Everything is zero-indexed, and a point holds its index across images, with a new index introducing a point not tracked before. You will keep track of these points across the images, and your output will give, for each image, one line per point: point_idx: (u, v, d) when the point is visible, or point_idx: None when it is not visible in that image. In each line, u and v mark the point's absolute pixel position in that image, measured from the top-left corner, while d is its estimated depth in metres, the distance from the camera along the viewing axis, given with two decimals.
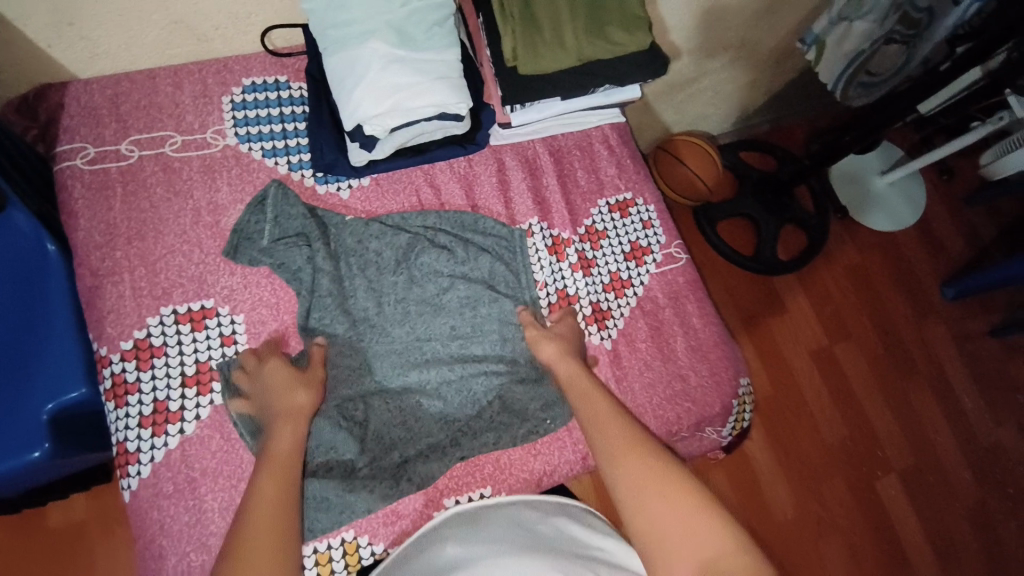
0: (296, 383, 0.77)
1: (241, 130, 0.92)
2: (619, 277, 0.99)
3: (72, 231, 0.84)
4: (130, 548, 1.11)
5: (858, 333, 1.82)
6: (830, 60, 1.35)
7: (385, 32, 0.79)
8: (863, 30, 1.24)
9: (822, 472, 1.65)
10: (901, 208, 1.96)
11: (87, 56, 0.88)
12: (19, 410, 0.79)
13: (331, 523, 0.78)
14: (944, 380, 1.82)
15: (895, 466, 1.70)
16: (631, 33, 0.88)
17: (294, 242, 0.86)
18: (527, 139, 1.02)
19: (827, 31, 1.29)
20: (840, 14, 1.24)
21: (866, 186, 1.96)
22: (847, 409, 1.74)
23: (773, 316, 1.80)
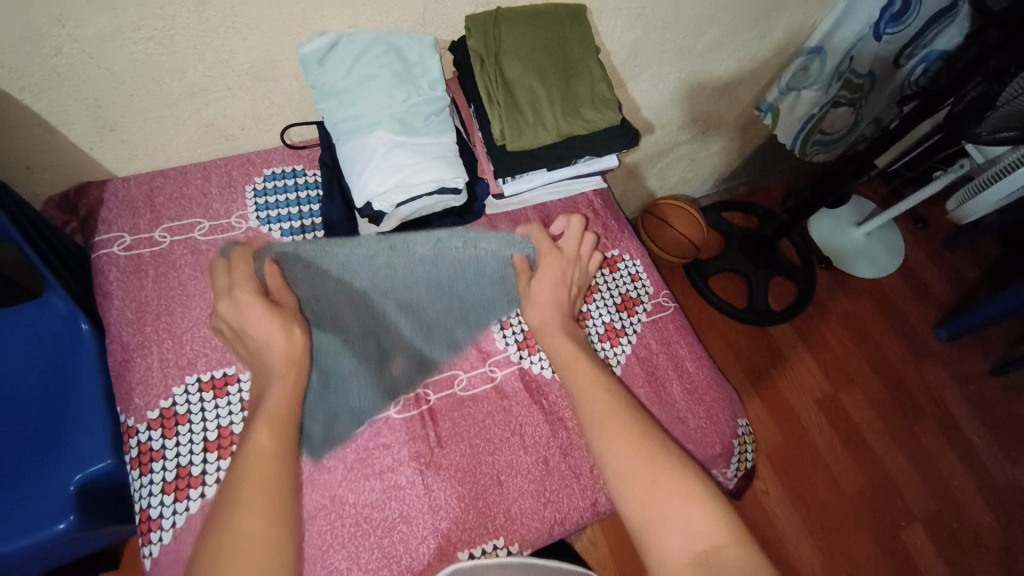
0: (276, 318, 0.77)
1: (262, 214, 1.02)
2: (613, 327, 1.05)
3: (106, 310, 0.91)
4: None
5: (860, 379, 1.86)
6: (787, 125, 1.51)
7: (388, 122, 0.91)
8: (811, 98, 1.41)
9: (847, 526, 1.62)
10: (880, 255, 2.06)
11: (127, 157, 1.00)
12: (46, 483, 0.82)
13: (343, 425, 0.87)
14: (950, 419, 1.83)
15: (919, 515, 1.66)
16: (602, 112, 1.01)
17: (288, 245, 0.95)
18: (519, 208, 1.12)
19: (780, 100, 1.45)
20: (789, 83, 1.40)
21: (844, 237, 2.07)
22: (850, 439, 1.75)
23: (772, 363, 1.84)
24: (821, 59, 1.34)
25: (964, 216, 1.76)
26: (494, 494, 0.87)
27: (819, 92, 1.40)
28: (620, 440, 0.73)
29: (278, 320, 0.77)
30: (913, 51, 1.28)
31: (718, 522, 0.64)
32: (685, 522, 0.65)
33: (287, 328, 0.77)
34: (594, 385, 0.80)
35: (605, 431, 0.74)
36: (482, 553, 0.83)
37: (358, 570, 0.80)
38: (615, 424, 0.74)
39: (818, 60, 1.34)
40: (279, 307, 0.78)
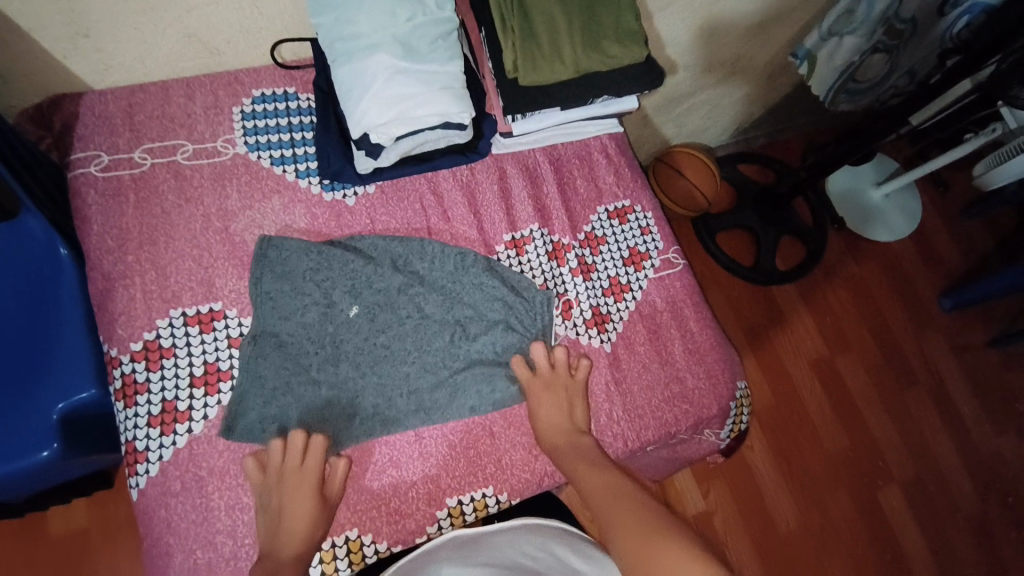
0: (316, 516, 0.73)
1: (250, 139, 0.95)
2: (618, 282, 1.01)
3: (85, 235, 0.86)
4: (134, 552, 1.17)
5: (858, 345, 1.84)
6: (823, 74, 1.40)
7: (390, 44, 0.82)
8: (852, 44, 1.30)
9: (827, 483, 1.66)
10: (897, 220, 1.98)
11: (103, 68, 0.91)
12: (28, 412, 0.80)
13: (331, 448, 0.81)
14: (943, 390, 1.83)
15: (898, 477, 1.70)
16: (625, 47, 0.91)
17: (307, 287, 0.85)
18: (528, 148, 1.05)
19: (820, 47, 1.35)
20: (830, 27, 1.29)
21: (862, 198, 1.99)
22: (842, 406, 1.76)
23: (771, 325, 1.82)
24: (870, 3, 1.21)
25: (988, 183, 1.66)
26: (485, 444, 0.86)
27: (862, 40, 1.28)
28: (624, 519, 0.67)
29: (316, 520, 0.73)
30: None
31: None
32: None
33: (319, 528, 0.74)
34: (601, 481, 0.75)
35: (607, 509, 0.71)
36: (470, 501, 0.84)
37: (347, 511, 0.80)
38: (621, 506, 0.70)
39: (865, 5, 1.22)
40: (325, 508, 0.75)
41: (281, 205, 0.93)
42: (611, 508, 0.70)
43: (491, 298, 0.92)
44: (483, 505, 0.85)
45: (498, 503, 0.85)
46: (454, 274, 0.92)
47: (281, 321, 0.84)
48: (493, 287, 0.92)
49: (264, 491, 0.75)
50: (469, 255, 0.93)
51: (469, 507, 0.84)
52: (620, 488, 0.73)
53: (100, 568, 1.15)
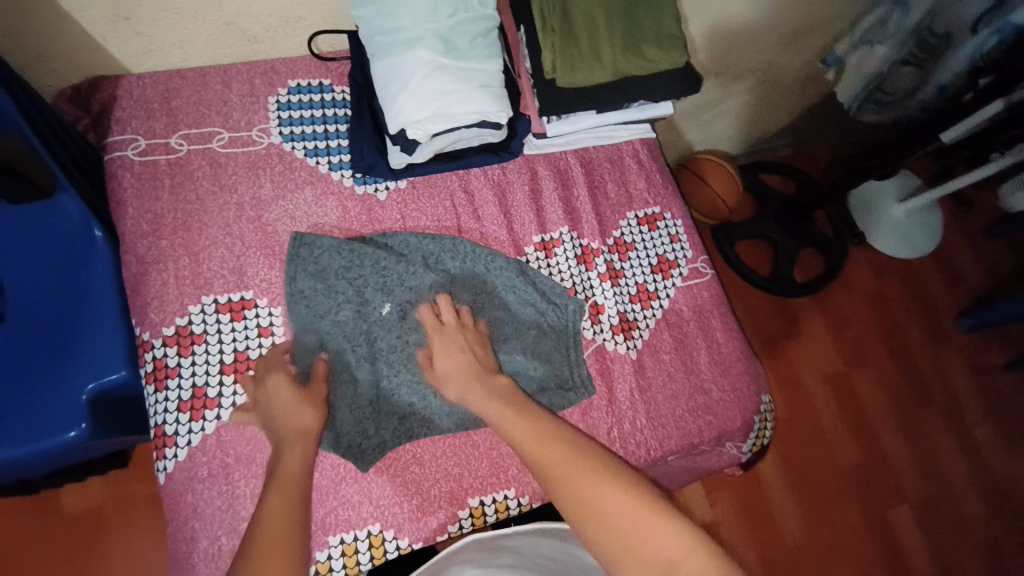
0: (299, 398, 0.78)
1: (285, 130, 0.95)
2: (645, 289, 1.00)
3: (120, 218, 0.86)
4: (146, 531, 1.18)
5: (874, 360, 1.82)
6: (851, 82, 1.39)
7: (430, 40, 0.79)
8: (883, 53, 1.29)
9: (837, 498, 1.65)
10: (920, 236, 1.95)
11: (142, 52, 0.91)
12: (59, 391, 0.81)
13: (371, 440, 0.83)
14: (958, 411, 1.81)
15: (908, 496, 1.68)
16: (666, 51, 0.90)
17: (341, 285, 0.86)
18: (560, 150, 1.04)
19: (851, 54, 1.33)
20: (864, 35, 1.29)
21: (883, 214, 1.94)
22: (856, 421, 1.74)
23: (788, 338, 1.80)
24: (903, 13, 1.22)
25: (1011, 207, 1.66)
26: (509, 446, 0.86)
27: (892, 50, 1.28)
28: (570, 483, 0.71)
29: (301, 400, 0.78)
30: (992, 19, 1.14)
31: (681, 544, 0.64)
32: (653, 546, 0.64)
33: (311, 407, 0.78)
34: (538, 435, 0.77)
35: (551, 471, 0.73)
36: (492, 502, 0.84)
37: (370, 505, 0.80)
38: (562, 461, 0.73)
39: (898, 15, 1.23)
40: (306, 391, 0.79)
41: (313, 196, 0.93)
42: (553, 457, 0.74)
43: (522, 302, 0.92)
44: (504, 506, 0.85)
45: (520, 506, 0.85)
46: (485, 276, 0.92)
47: (317, 317, 0.85)
48: (526, 289, 0.92)
49: (252, 400, 0.80)
50: (499, 258, 0.93)
51: (490, 508, 0.84)
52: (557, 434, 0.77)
53: (113, 547, 1.16)
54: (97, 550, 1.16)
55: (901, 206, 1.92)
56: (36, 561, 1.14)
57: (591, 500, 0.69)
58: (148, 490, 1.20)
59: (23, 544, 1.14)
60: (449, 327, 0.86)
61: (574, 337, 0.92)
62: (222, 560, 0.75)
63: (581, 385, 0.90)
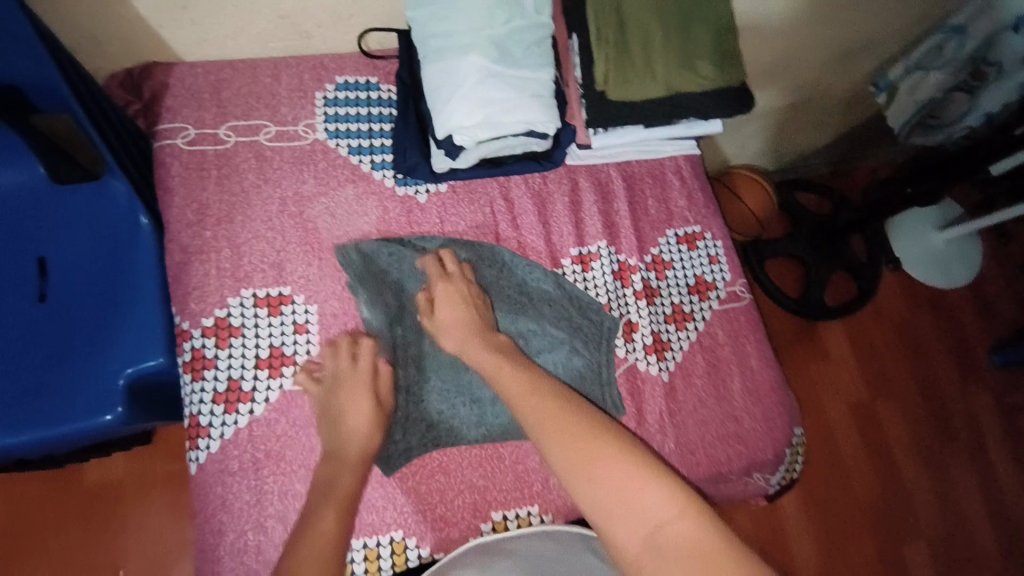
0: (375, 418, 0.78)
1: (330, 126, 0.95)
2: (681, 310, 0.98)
3: (167, 207, 0.87)
4: (163, 507, 1.20)
5: (902, 392, 1.77)
6: (900, 109, 1.33)
7: (484, 46, 0.77)
8: (937, 81, 1.24)
9: (852, 528, 1.61)
10: (956, 266, 1.90)
11: (196, 40, 0.91)
12: (99, 375, 0.82)
13: (400, 445, 0.83)
14: (983, 451, 1.75)
15: (926, 533, 1.64)
16: (721, 68, 0.88)
17: (381, 289, 0.88)
18: (602, 162, 1.02)
19: (903, 79, 1.29)
20: (919, 61, 1.25)
21: (921, 240, 1.90)
22: (877, 452, 1.70)
23: (814, 364, 1.77)
24: (961, 40, 1.17)
25: None
26: (533, 461, 0.86)
27: (947, 78, 1.22)
28: (561, 437, 0.69)
29: (374, 420, 0.78)
30: None
31: (671, 499, 0.62)
32: (642, 501, 0.62)
33: (379, 431, 0.78)
34: (533, 391, 0.76)
35: (544, 424, 0.71)
36: (515, 517, 0.83)
37: (394, 511, 0.81)
38: (555, 419, 0.71)
39: (955, 42, 1.18)
40: (380, 409, 0.79)
41: (354, 195, 0.93)
42: (546, 414, 0.72)
43: (557, 317, 0.91)
44: (527, 522, 0.84)
45: (542, 523, 0.84)
46: (522, 288, 0.92)
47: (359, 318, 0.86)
48: (562, 304, 0.92)
49: (320, 401, 0.79)
50: (537, 269, 0.93)
51: (513, 523, 0.83)
52: (554, 392, 0.76)
53: (132, 520, 1.19)
54: (115, 522, 1.19)
55: (940, 234, 1.86)
56: (56, 528, 1.17)
57: (579, 458, 0.67)
58: (168, 467, 1.22)
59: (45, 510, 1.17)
60: (453, 280, 0.87)
61: (606, 356, 0.91)
62: (247, 555, 0.76)
63: (612, 406, 0.89)
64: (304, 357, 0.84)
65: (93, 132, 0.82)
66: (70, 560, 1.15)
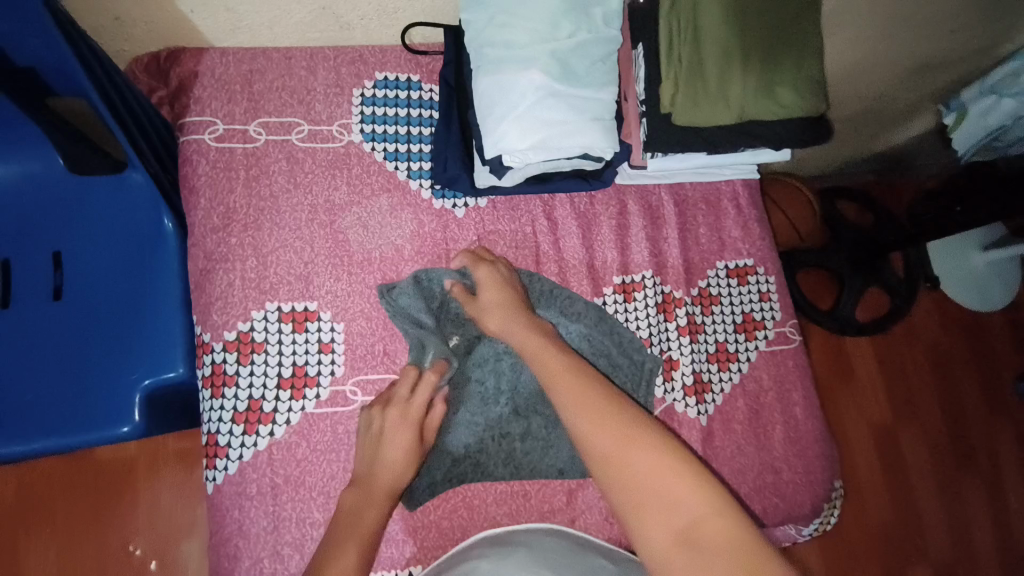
0: (412, 454, 0.74)
1: (367, 127, 0.88)
2: (725, 349, 0.93)
3: (192, 209, 0.82)
4: (177, 490, 1.08)
5: (925, 414, 1.46)
6: (966, 131, 1.17)
7: (547, 61, 0.71)
8: (1009, 108, 1.08)
9: (857, 547, 1.34)
10: (998, 292, 1.53)
11: (228, 28, 0.84)
12: (117, 384, 0.79)
13: (426, 482, 0.80)
14: (1000, 480, 1.44)
15: (933, 558, 1.37)
16: (802, 97, 0.79)
17: (417, 312, 0.81)
18: (654, 183, 0.95)
19: (975, 102, 1.14)
20: (993, 85, 1.10)
21: (958, 260, 1.54)
22: (892, 474, 1.41)
23: (835, 381, 1.46)
24: None
25: None
26: (560, 501, 0.82)
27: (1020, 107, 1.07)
28: (595, 415, 0.63)
29: (412, 457, 0.74)
30: None
31: (705, 499, 0.55)
32: (673, 495, 0.55)
33: (410, 468, 0.74)
34: (566, 370, 0.69)
35: (576, 401, 0.65)
36: None
37: (414, 546, 0.78)
38: (588, 400, 0.64)
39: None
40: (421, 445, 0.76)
41: (389, 206, 0.87)
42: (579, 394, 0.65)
43: (596, 353, 0.86)
44: None
45: None
46: (560, 317, 0.87)
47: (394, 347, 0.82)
48: (601, 339, 0.87)
49: (370, 429, 0.75)
50: (579, 300, 0.88)
51: None
52: (582, 373, 0.69)
53: (142, 502, 1.07)
54: (124, 505, 1.07)
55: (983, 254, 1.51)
56: (57, 492, 1.06)
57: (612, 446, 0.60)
58: (185, 446, 1.11)
59: (48, 476, 1.06)
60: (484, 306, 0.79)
61: (642, 400, 0.86)
62: None
63: None
64: (327, 379, 0.80)
65: (114, 125, 0.74)
66: (66, 535, 1.04)
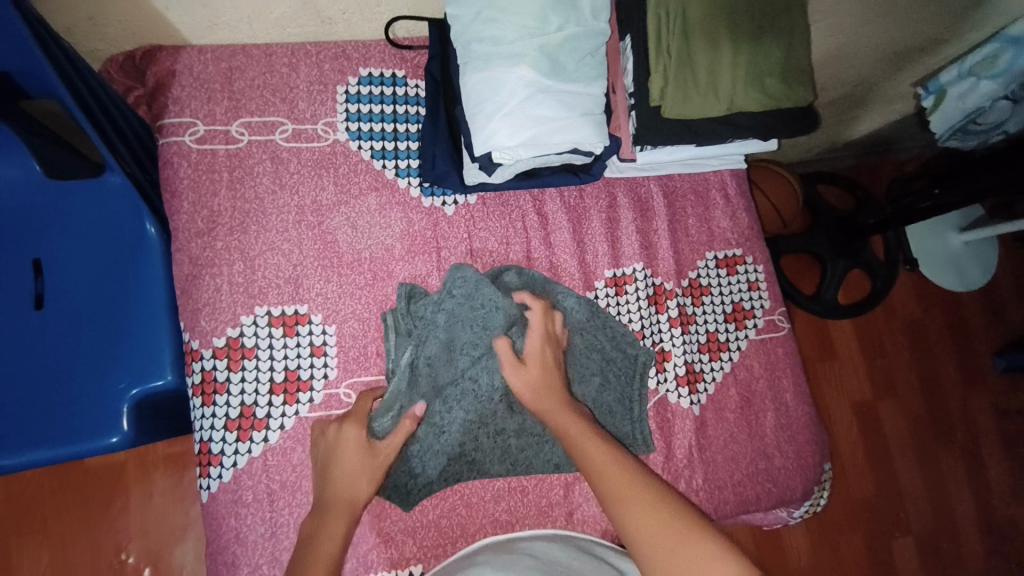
0: (364, 466, 0.71)
1: (352, 125, 0.87)
2: (716, 339, 0.94)
3: (175, 213, 0.81)
4: (169, 491, 1.07)
5: (906, 392, 1.49)
6: (945, 114, 1.07)
7: (535, 57, 0.70)
8: (987, 91, 0.99)
9: (841, 524, 1.38)
10: (975, 272, 1.56)
11: (206, 25, 0.82)
12: (103, 394, 0.77)
13: (423, 485, 0.79)
14: (978, 452, 1.48)
15: (914, 530, 1.41)
16: (790, 88, 0.80)
17: (452, 323, 0.79)
18: (642, 176, 0.95)
19: (953, 84, 1.03)
20: (971, 68, 0.99)
21: (938, 242, 1.56)
22: (875, 452, 1.44)
23: (819, 361, 1.47)
24: (1019, 52, 0.92)
25: None
26: (557, 496, 0.84)
27: (1000, 88, 0.98)
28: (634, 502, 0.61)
29: (366, 474, 0.71)
30: None
31: None
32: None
33: (368, 479, 0.72)
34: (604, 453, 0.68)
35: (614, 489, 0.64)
36: None
37: (414, 544, 0.79)
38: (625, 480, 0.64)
39: (1012, 53, 0.93)
40: (374, 460, 0.72)
41: (378, 205, 0.86)
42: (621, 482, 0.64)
43: (589, 349, 0.86)
44: None
45: None
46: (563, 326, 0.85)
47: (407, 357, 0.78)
48: (595, 334, 0.86)
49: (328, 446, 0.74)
50: (571, 296, 0.86)
51: None
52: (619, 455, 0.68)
53: (134, 507, 1.05)
54: (115, 509, 1.05)
55: (961, 236, 1.53)
56: (45, 501, 1.03)
57: (662, 538, 0.58)
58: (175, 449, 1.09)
59: (34, 485, 1.04)
60: (529, 366, 0.77)
61: (636, 393, 0.87)
62: None
63: (643, 441, 0.86)
64: (320, 382, 0.79)
65: (86, 124, 0.71)
66: (58, 545, 1.02)
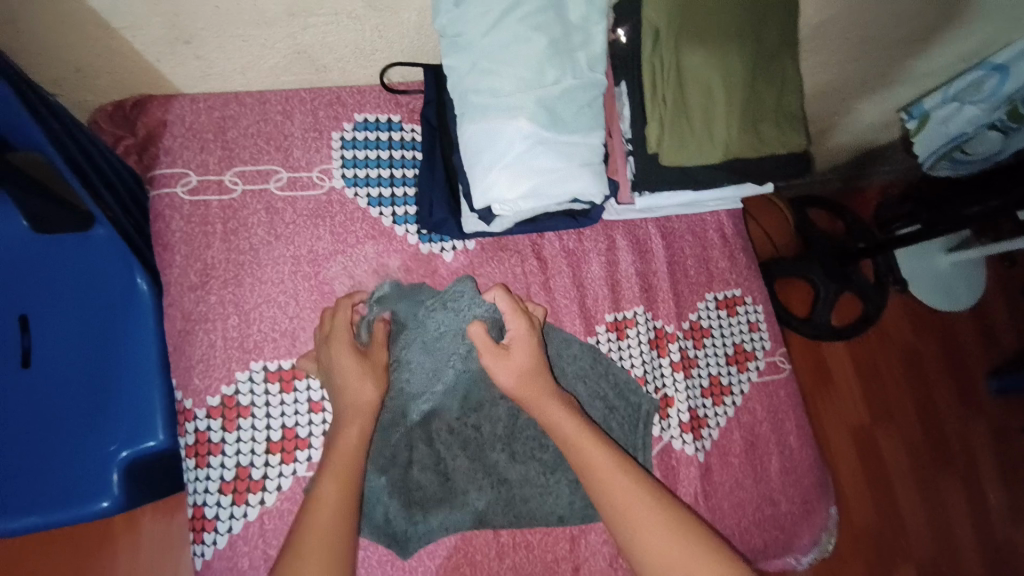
0: (361, 368, 0.73)
1: (349, 172, 0.86)
2: (719, 382, 0.93)
3: (166, 266, 0.79)
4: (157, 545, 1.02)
5: (904, 418, 1.49)
6: (928, 139, 1.08)
7: (534, 110, 0.70)
8: (971, 116, 1.00)
9: (844, 553, 1.36)
10: (962, 291, 1.57)
11: (197, 74, 0.81)
12: (93, 456, 0.74)
13: (424, 537, 0.77)
14: (976, 477, 1.48)
15: (917, 558, 1.39)
16: (783, 132, 0.82)
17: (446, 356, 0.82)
18: (640, 218, 0.95)
19: (937, 109, 1.04)
20: (956, 93, 1.01)
21: (927, 264, 1.57)
22: (875, 478, 1.43)
23: (818, 388, 1.47)
24: (1002, 80, 0.96)
25: None
26: (563, 549, 0.81)
27: (984, 115, 0.99)
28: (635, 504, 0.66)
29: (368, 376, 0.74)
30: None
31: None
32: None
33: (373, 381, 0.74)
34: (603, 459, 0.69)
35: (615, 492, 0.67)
36: None
37: None
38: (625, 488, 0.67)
39: (996, 80, 0.96)
40: (370, 362, 0.75)
41: (375, 253, 0.84)
42: (620, 493, 0.67)
43: (592, 395, 0.85)
44: None
45: None
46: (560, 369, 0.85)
47: (416, 403, 0.81)
48: (597, 381, 0.86)
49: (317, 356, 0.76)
50: (573, 342, 0.87)
51: None
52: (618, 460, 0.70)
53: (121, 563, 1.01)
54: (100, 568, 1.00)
55: (949, 257, 1.53)
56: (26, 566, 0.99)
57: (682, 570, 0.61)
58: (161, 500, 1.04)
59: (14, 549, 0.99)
60: (511, 350, 0.77)
61: (641, 438, 0.86)
62: None
63: None
64: (319, 440, 0.77)
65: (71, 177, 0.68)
66: None
